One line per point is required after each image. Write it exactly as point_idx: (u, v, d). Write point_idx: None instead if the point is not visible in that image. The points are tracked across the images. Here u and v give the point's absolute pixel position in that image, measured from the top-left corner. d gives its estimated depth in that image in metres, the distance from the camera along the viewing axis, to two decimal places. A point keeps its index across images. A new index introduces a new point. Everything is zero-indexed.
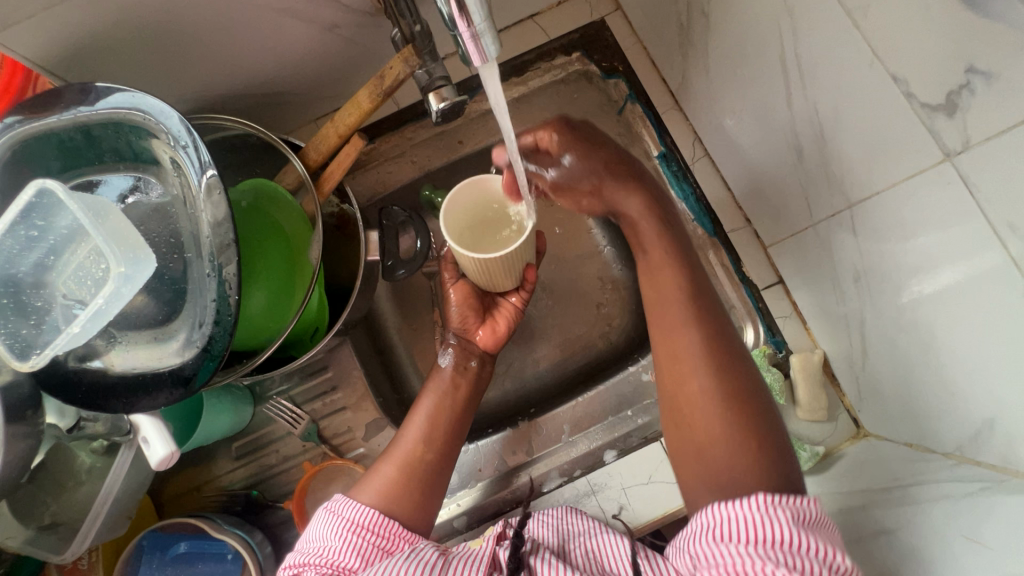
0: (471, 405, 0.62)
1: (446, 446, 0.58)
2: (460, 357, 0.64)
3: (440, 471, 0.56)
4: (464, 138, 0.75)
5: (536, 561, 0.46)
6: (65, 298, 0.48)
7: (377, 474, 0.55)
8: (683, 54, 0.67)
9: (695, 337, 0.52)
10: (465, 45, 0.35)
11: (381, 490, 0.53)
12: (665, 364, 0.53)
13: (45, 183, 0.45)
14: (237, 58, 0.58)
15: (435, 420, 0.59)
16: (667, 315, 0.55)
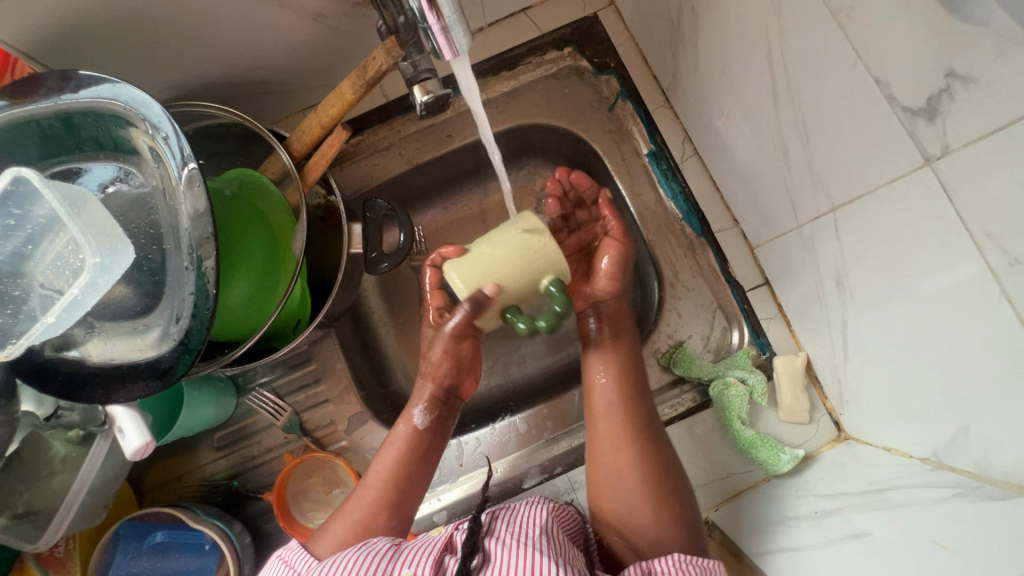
0: (427, 474, 0.58)
1: (401, 510, 0.55)
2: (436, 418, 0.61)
3: (397, 522, 0.54)
4: (453, 131, 0.75)
5: (492, 545, 0.45)
6: (42, 287, 0.48)
7: (337, 523, 0.53)
8: (673, 50, 0.65)
9: (636, 473, 0.53)
10: (437, 39, 0.35)
11: (341, 537, 0.52)
12: (593, 442, 0.56)
13: (20, 171, 0.43)
14: (221, 46, 0.58)
15: (399, 471, 0.56)
16: (612, 446, 0.55)
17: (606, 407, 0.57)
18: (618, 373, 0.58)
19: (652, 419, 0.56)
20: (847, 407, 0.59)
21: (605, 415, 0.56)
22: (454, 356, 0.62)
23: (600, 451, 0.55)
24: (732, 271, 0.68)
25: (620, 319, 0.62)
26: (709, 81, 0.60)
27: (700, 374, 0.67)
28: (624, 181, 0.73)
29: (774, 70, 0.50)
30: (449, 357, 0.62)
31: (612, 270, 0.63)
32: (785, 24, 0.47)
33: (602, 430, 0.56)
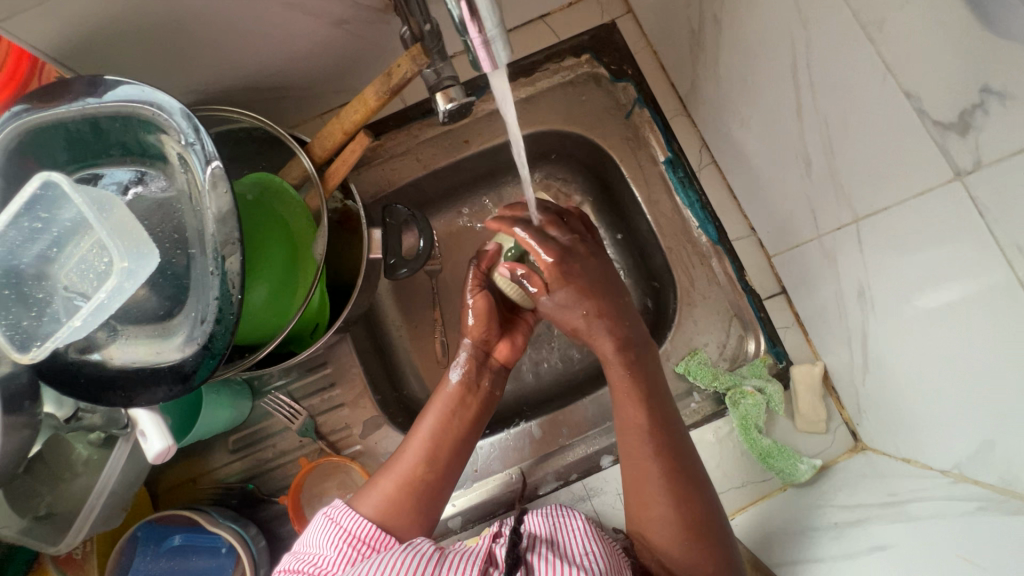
0: (479, 425, 0.60)
1: (448, 465, 0.56)
2: (473, 373, 0.61)
3: (438, 488, 0.55)
4: (470, 137, 0.75)
5: (534, 559, 0.45)
6: (66, 290, 0.48)
7: (382, 483, 0.54)
8: (693, 59, 0.65)
9: (661, 480, 0.51)
10: (477, 51, 0.35)
11: (386, 497, 0.53)
12: (631, 475, 0.53)
13: (51, 174, 0.44)
14: (243, 51, 0.58)
15: (440, 436, 0.57)
16: (638, 455, 0.53)
17: (642, 443, 0.53)
18: (637, 377, 0.56)
19: (676, 424, 0.55)
20: (865, 417, 0.59)
21: (629, 421, 0.54)
22: (490, 316, 0.63)
23: (637, 486, 0.52)
24: (749, 279, 0.68)
25: (625, 323, 0.58)
26: (730, 89, 0.60)
27: (718, 383, 0.67)
28: (640, 188, 0.73)
29: (798, 81, 0.50)
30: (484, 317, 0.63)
31: (590, 304, 0.58)
32: (812, 34, 0.47)
33: (624, 435, 0.54)
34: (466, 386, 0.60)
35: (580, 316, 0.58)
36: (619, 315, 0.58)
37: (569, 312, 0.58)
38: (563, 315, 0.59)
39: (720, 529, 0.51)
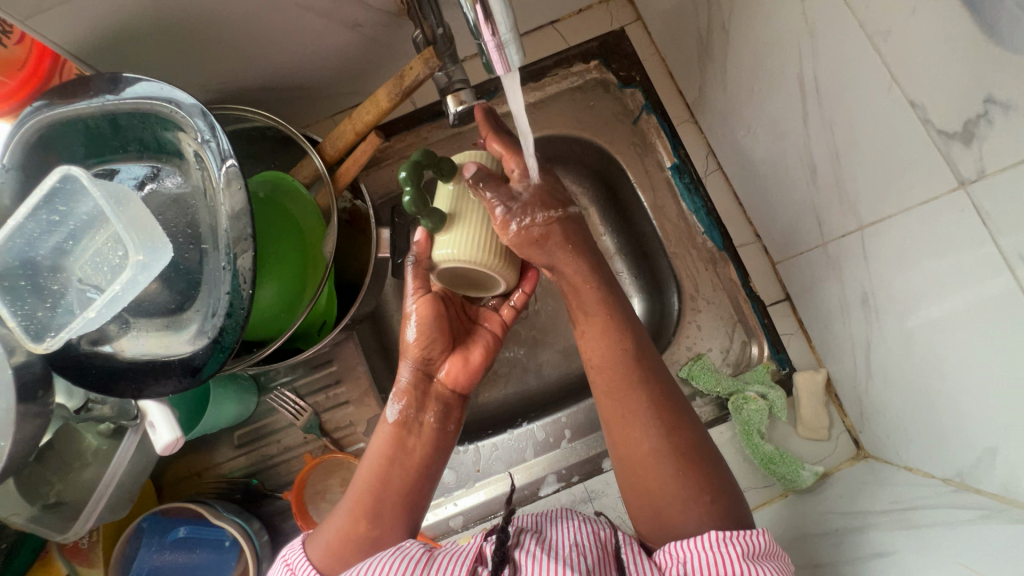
0: (428, 469, 0.54)
1: (411, 483, 0.52)
2: (414, 408, 0.54)
3: (386, 537, 0.50)
4: (479, 139, 0.77)
5: (520, 557, 0.45)
6: (80, 282, 0.50)
7: (332, 523, 0.51)
8: (701, 67, 0.66)
9: (644, 414, 0.51)
10: (490, 54, 0.36)
11: (331, 549, 0.49)
12: (614, 425, 0.52)
13: (70, 169, 0.45)
14: (260, 52, 0.59)
15: (383, 472, 0.52)
16: (613, 392, 0.52)
17: (616, 380, 0.52)
18: (607, 300, 0.54)
19: (650, 354, 0.54)
20: (868, 425, 0.60)
21: (602, 351, 0.53)
22: (433, 334, 0.55)
23: (621, 434, 0.52)
24: (753, 285, 0.69)
25: (579, 235, 0.55)
26: (737, 97, 0.61)
27: (720, 389, 0.67)
28: (646, 193, 0.74)
29: (805, 88, 0.51)
30: (423, 339, 0.54)
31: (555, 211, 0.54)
32: (818, 44, 0.47)
33: (596, 375, 0.54)
34: (407, 420, 0.54)
35: (555, 216, 0.54)
36: (579, 231, 0.56)
37: (544, 213, 0.53)
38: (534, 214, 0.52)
39: (713, 462, 0.50)
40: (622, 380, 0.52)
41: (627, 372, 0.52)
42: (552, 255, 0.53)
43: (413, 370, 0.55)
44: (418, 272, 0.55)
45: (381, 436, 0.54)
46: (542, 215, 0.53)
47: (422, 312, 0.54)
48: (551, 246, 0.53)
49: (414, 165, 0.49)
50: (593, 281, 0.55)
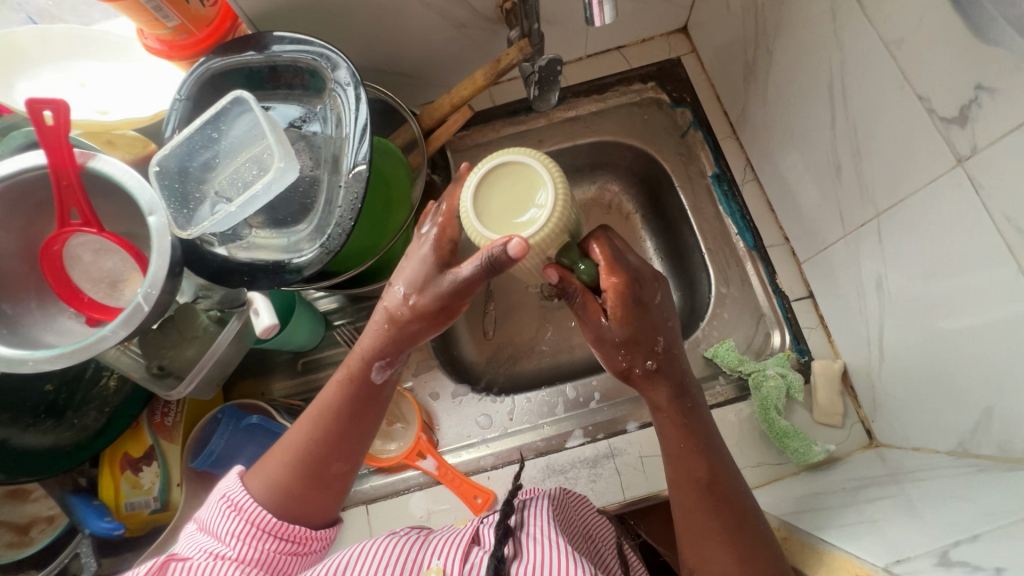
0: (372, 425, 0.60)
1: (351, 453, 0.58)
2: (389, 372, 0.60)
3: (330, 483, 0.58)
4: (544, 137, 0.88)
5: (522, 536, 0.52)
6: (217, 191, 0.61)
7: (279, 462, 0.57)
8: (746, 88, 0.77)
9: (702, 509, 0.55)
10: (593, 11, 0.51)
11: (275, 485, 0.56)
12: (688, 536, 0.55)
13: (242, 93, 0.58)
14: (382, 37, 0.73)
15: (343, 421, 0.58)
16: (686, 493, 0.56)
17: (688, 490, 0.56)
18: (692, 425, 0.59)
19: (727, 476, 0.56)
20: (879, 413, 0.65)
21: (684, 467, 0.57)
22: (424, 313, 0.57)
23: (693, 541, 0.55)
24: (780, 283, 0.76)
25: (674, 372, 0.60)
26: (777, 111, 0.71)
27: (742, 369, 0.73)
28: (688, 195, 0.83)
29: (835, 94, 0.59)
30: (423, 315, 0.57)
31: (646, 349, 0.58)
32: (846, 56, 0.56)
33: (678, 486, 0.57)
34: (387, 385, 0.60)
35: (648, 348, 0.59)
36: (673, 361, 0.60)
37: (631, 350, 0.58)
38: (619, 350, 0.59)
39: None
40: (698, 496, 0.55)
41: (700, 491, 0.55)
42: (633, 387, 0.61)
43: (401, 333, 0.58)
44: (479, 276, 0.53)
45: (359, 399, 0.58)
46: (627, 352, 0.59)
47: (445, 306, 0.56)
48: (635, 380, 0.60)
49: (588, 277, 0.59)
50: (672, 411, 0.59)
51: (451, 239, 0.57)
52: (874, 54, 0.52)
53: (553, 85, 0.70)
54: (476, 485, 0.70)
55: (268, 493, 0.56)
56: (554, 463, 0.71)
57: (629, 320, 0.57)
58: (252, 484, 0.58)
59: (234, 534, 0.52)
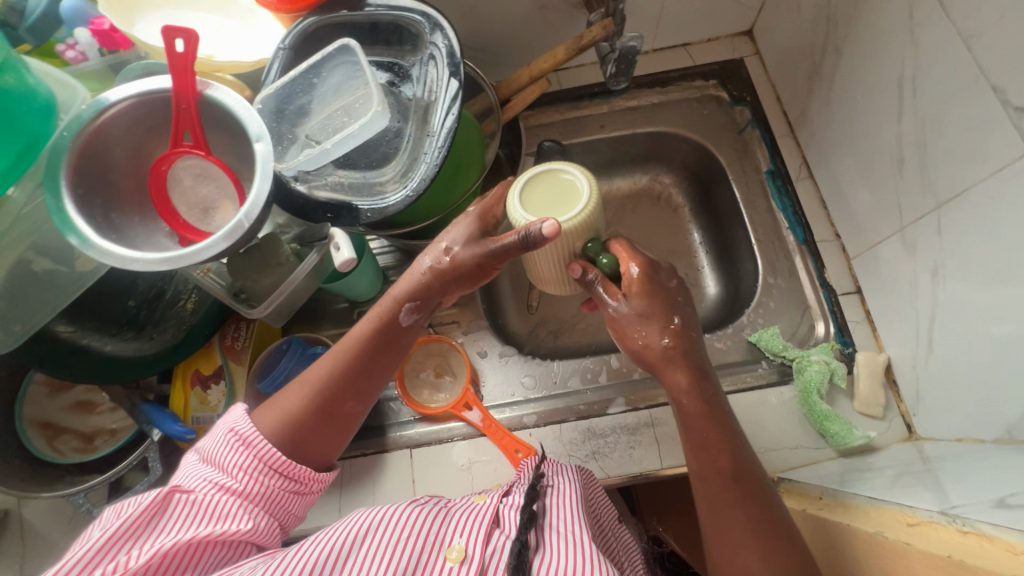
0: (388, 369, 0.62)
1: (364, 394, 0.61)
2: (412, 320, 0.62)
3: (340, 422, 0.60)
4: (605, 123, 0.92)
5: (544, 524, 0.55)
6: (309, 132, 0.66)
7: (293, 396, 0.59)
8: (809, 87, 0.80)
9: (729, 501, 0.56)
10: None
11: (287, 417, 0.58)
12: (713, 532, 0.56)
13: (350, 43, 0.63)
14: (470, 10, 0.78)
15: (359, 362, 0.60)
16: (713, 486, 0.57)
17: (716, 484, 0.57)
18: (713, 409, 0.60)
19: (749, 468, 0.57)
20: (921, 406, 0.67)
21: (709, 460, 0.58)
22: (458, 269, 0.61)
23: (721, 535, 0.55)
24: (828, 277, 0.78)
25: (691, 351, 0.62)
26: (839, 109, 0.74)
27: (786, 355, 0.74)
28: (741, 188, 0.86)
29: (903, 90, 0.62)
30: (457, 271, 0.61)
31: (664, 327, 0.62)
32: (920, 52, 0.59)
33: (702, 480, 0.58)
34: (408, 332, 0.62)
35: (659, 326, 0.62)
36: (689, 341, 0.63)
37: (647, 326, 0.62)
38: (636, 327, 0.62)
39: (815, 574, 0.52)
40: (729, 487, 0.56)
41: (728, 484, 0.56)
42: (650, 368, 0.63)
43: (427, 284, 0.61)
44: (514, 248, 0.57)
45: (381, 341, 0.61)
46: (644, 328, 0.62)
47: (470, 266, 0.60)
48: (649, 357, 0.62)
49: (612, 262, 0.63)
50: (694, 394, 0.60)
51: (494, 217, 0.62)
52: (950, 49, 0.55)
53: (629, 65, 0.75)
54: (517, 440, 0.72)
55: (281, 426, 0.57)
56: (594, 426, 0.73)
57: (648, 299, 0.62)
58: (260, 418, 0.58)
59: (244, 470, 0.54)
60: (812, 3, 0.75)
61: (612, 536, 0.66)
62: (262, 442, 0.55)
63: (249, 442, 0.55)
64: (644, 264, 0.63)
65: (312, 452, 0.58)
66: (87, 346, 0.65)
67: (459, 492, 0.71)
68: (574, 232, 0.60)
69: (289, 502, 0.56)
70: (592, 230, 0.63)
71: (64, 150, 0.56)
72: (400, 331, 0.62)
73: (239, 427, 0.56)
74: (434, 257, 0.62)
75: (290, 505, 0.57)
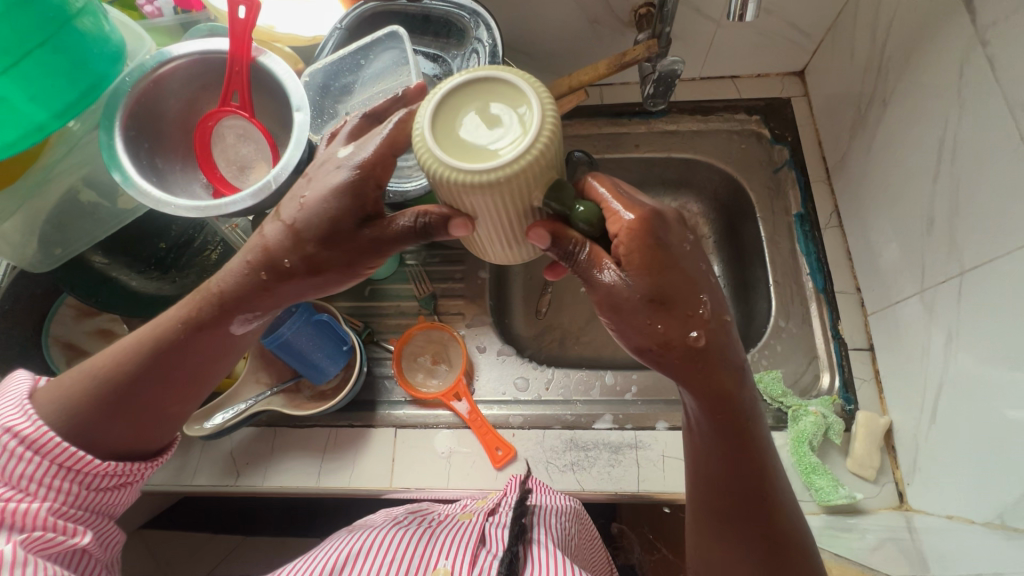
0: (215, 369, 0.59)
1: (185, 395, 0.57)
2: (244, 325, 0.58)
3: (156, 419, 0.56)
4: (639, 143, 0.92)
5: (532, 542, 0.55)
6: (348, 111, 0.69)
7: (92, 384, 0.53)
8: (851, 136, 0.78)
9: (741, 517, 0.54)
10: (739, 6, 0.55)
11: (81, 408, 0.53)
12: (708, 526, 0.56)
13: (400, 32, 0.66)
14: (521, 14, 0.80)
15: (176, 359, 0.55)
16: (718, 492, 0.55)
17: (718, 484, 0.55)
18: (736, 412, 0.53)
19: (760, 461, 0.54)
20: (917, 476, 0.64)
21: (720, 462, 0.54)
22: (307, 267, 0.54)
23: (718, 528, 0.55)
24: (841, 330, 0.76)
25: (721, 346, 0.51)
26: (878, 162, 0.73)
27: (784, 400, 0.72)
28: (767, 227, 0.85)
29: (943, 150, 0.61)
30: (316, 269, 0.54)
31: (684, 314, 0.50)
32: (965, 113, 0.58)
33: (707, 485, 0.55)
34: (239, 337, 0.58)
35: (681, 313, 0.50)
36: (722, 333, 0.51)
37: (664, 312, 0.49)
38: (651, 316, 0.50)
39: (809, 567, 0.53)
40: (732, 486, 0.54)
41: (731, 483, 0.54)
42: (670, 373, 0.51)
43: (259, 281, 0.55)
44: (409, 235, 0.53)
45: (200, 338, 0.55)
46: (660, 315, 0.49)
47: (328, 262, 0.54)
48: (670, 356, 0.50)
49: (588, 216, 0.52)
50: (712, 400, 0.52)
51: (376, 181, 0.53)
52: (996, 114, 0.54)
53: (669, 87, 0.76)
54: (499, 437, 0.73)
55: (71, 421, 0.52)
56: (578, 439, 0.73)
57: (658, 274, 0.50)
58: (41, 408, 0.53)
59: (37, 477, 0.50)
60: (866, 52, 0.74)
61: (591, 543, 0.70)
62: (54, 446, 0.51)
63: (36, 446, 0.50)
64: (643, 222, 0.50)
65: (125, 450, 0.55)
66: (114, 278, 0.71)
67: (434, 478, 0.72)
68: (519, 182, 0.46)
69: (109, 495, 0.55)
70: (547, 172, 0.48)
71: (124, 94, 0.61)
72: (233, 337, 0.58)
73: (18, 428, 0.50)
74: (277, 233, 0.54)
75: (113, 498, 0.56)
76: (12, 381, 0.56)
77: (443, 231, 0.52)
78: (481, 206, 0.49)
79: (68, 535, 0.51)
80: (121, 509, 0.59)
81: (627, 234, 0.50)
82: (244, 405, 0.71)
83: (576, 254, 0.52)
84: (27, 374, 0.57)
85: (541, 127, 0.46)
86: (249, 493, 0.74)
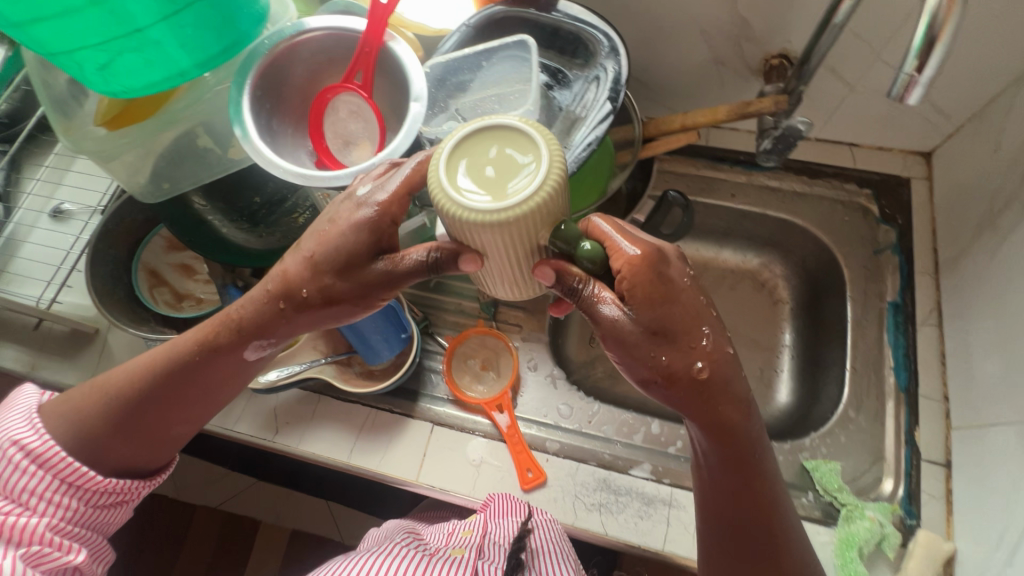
0: (222, 392, 0.62)
1: (189, 418, 0.61)
2: (251, 354, 0.60)
3: (159, 439, 0.60)
4: (735, 192, 0.88)
5: None
6: (458, 108, 0.69)
7: (103, 403, 0.58)
8: (975, 235, 0.72)
9: (733, 557, 0.55)
10: (902, 87, 0.47)
11: (91, 426, 0.58)
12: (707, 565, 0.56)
13: (531, 43, 0.65)
14: (648, 41, 0.78)
15: (182, 383, 0.59)
16: (722, 534, 0.55)
17: (718, 525, 0.55)
18: (738, 453, 0.53)
19: (771, 507, 0.55)
20: None
21: (720, 501, 0.55)
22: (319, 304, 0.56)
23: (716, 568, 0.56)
24: (917, 436, 0.70)
25: (725, 381, 0.52)
26: (1001, 269, 0.67)
27: (839, 494, 0.68)
28: (856, 308, 0.80)
29: None
30: (330, 301, 0.56)
31: (688, 346, 0.51)
32: None
33: (709, 524, 0.56)
34: (247, 364, 0.61)
35: (684, 346, 0.51)
36: (726, 367, 0.52)
37: (665, 344, 0.51)
38: (656, 348, 0.51)
39: None
40: (737, 529, 0.54)
41: (734, 525, 0.54)
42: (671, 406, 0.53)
43: (273, 312, 0.57)
44: (418, 270, 0.53)
45: (211, 360, 0.58)
46: (664, 347, 0.51)
47: (344, 295, 0.56)
48: (674, 387, 0.51)
49: (592, 257, 0.50)
50: (711, 435, 0.53)
51: (391, 219, 0.55)
52: None
53: (789, 147, 0.72)
54: (532, 460, 0.72)
55: (80, 438, 0.58)
56: (612, 481, 0.71)
57: (662, 308, 0.50)
58: (50, 423, 0.58)
59: (38, 491, 0.56)
60: (1014, 149, 0.68)
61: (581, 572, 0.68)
62: (59, 462, 0.57)
63: (40, 461, 0.56)
64: (648, 257, 0.50)
65: (126, 467, 0.60)
66: (209, 222, 0.76)
67: (459, 482, 0.72)
68: (524, 223, 0.45)
69: (104, 512, 0.60)
70: (551, 215, 0.47)
71: (260, 56, 0.64)
72: (245, 360, 0.60)
73: (24, 442, 0.57)
74: (297, 265, 0.56)
75: (107, 515, 0.61)
76: (22, 395, 0.62)
77: (454, 268, 0.52)
78: (487, 242, 0.48)
79: (63, 550, 0.56)
80: (114, 527, 0.63)
81: (632, 267, 0.50)
82: (298, 368, 0.74)
83: (580, 293, 0.51)
84: (35, 390, 0.63)
85: (546, 186, 0.45)
86: (283, 452, 0.76)
